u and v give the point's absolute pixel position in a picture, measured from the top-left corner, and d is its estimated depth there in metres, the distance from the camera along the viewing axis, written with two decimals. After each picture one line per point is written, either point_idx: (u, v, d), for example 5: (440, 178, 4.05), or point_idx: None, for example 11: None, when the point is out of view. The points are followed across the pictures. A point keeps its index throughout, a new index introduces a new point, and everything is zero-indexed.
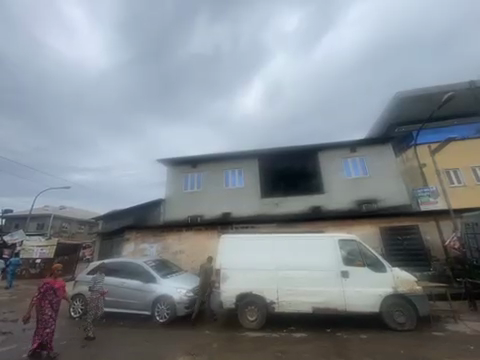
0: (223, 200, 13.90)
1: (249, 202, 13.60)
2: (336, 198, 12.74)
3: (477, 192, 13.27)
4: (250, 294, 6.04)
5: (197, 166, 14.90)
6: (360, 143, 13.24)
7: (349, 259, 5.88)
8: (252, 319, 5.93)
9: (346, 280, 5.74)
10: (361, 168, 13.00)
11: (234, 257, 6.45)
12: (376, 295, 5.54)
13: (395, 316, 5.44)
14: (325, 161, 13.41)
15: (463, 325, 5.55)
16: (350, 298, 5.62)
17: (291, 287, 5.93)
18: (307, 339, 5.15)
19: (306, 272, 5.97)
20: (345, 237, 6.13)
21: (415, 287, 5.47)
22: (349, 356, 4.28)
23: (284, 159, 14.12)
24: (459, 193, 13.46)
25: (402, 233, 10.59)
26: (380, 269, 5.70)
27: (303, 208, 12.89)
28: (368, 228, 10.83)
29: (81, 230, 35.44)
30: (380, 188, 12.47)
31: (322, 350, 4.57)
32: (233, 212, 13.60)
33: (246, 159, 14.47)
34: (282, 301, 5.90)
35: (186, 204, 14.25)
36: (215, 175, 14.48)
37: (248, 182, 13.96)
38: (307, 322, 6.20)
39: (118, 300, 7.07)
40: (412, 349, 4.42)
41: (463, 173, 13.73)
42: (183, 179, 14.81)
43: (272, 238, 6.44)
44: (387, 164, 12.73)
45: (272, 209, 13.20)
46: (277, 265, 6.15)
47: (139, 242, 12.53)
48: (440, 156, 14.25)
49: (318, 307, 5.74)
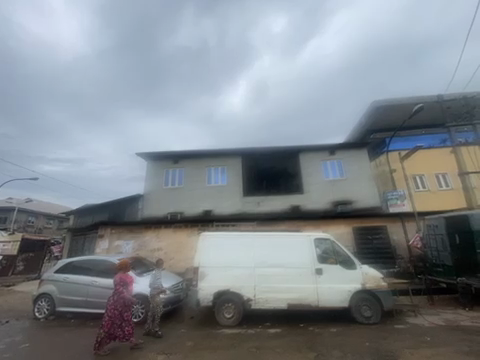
0: (205, 198, 13.74)
1: (231, 200, 13.60)
2: (314, 198, 13.22)
3: (438, 196, 14.60)
4: (228, 291, 6.08)
5: (179, 162, 14.57)
6: (339, 147, 13.88)
7: (323, 257, 6.15)
8: (229, 316, 5.97)
9: (320, 277, 6.00)
10: (339, 171, 13.64)
11: (213, 255, 6.43)
12: (346, 290, 5.87)
13: (362, 310, 5.82)
14: (306, 163, 13.85)
15: (421, 318, 6.10)
16: (323, 294, 5.89)
17: (268, 284, 6.06)
18: (281, 334, 5.32)
19: (283, 270, 6.14)
20: (321, 235, 6.41)
21: (381, 283, 5.90)
22: (318, 349, 4.51)
23: (267, 158, 14.35)
24: (424, 197, 14.69)
25: (372, 232, 11.33)
26: (351, 267, 6.05)
27: (283, 207, 13.20)
28: (343, 228, 11.43)
29: (50, 225, 32.97)
30: (355, 190, 13.18)
31: (295, 345, 4.74)
32: (214, 209, 13.49)
33: (230, 157, 14.44)
34: (259, 298, 6.01)
35: (166, 201, 13.86)
36: (197, 172, 14.26)
37: (231, 180, 13.96)
38: (281, 318, 6.40)
39: (88, 300, 6.71)
40: (376, 341, 4.77)
41: (428, 179, 15.01)
42: (164, 175, 14.39)
43: (251, 237, 6.52)
44: (362, 167, 13.49)
45: (253, 208, 13.33)
46: (255, 263, 6.24)
47: (114, 239, 11.97)
48: (409, 162, 15.43)
49: (293, 303, 5.94)
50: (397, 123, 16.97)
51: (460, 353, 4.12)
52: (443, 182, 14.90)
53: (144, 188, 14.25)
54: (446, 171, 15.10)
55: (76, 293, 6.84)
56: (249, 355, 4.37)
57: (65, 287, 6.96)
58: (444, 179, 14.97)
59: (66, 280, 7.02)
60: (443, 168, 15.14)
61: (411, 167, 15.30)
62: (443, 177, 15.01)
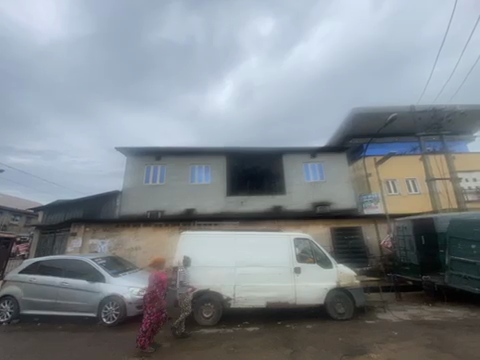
0: (187, 196, 13.49)
1: (214, 199, 13.49)
2: (295, 199, 13.57)
3: (407, 199, 15.75)
4: (208, 291, 6.02)
5: (161, 159, 14.16)
6: (320, 151, 14.39)
7: (302, 256, 6.34)
8: (208, 316, 5.93)
9: (298, 276, 6.17)
10: (319, 173, 14.14)
11: (194, 254, 6.34)
12: (322, 289, 6.11)
13: (336, 307, 6.09)
14: (289, 164, 14.18)
15: (390, 313, 6.53)
16: (300, 292, 6.07)
17: (248, 283, 6.12)
18: (259, 332, 5.40)
19: (263, 269, 6.23)
20: (300, 235, 6.60)
21: (354, 281, 6.22)
22: (295, 346, 4.66)
23: (251, 158, 14.44)
24: (395, 200, 15.76)
25: (348, 233, 11.91)
26: (327, 265, 6.31)
27: (265, 207, 13.38)
28: (321, 228, 11.88)
29: (16, 222, 30.27)
30: (334, 192, 13.75)
31: (272, 343, 4.83)
32: (197, 208, 13.29)
33: (214, 156, 14.33)
34: (239, 297, 6.04)
35: (147, 198, 13.40)
36: (180, 170, 13.96)
37: (215, 179, 13.86)
38: (260, 316, 6.50)
39: (56, 302, 6.27)
40: (348, 336, 5.03)
41: (399, 183, 16.12)
42: (145, 172, 13.90)
43: (233, 236, 6.54)
44: (341, 170, 14.11)
45: (236, 207, 13.36)
46: (236, 262, 6.26)
47: (88, 237, 11.33)
48: (383, 167, 16.44)
49: (272, 301, 6.05)
50: (374, 131, 18.00)
51: (422, 345, 4.47)
52: (412, 187, 16.09)
53: (122, 184, 13.66)
54: (415, 177, 16.32)
55: (44, 294, 6.37)
56: (227, 354, 4.38)
57: (32, 289, 6.45)
58: (413, 184, 16.17)
59: (32, 281, 6.50)
60: (413, 174, 16.35)
61: (385, 171, 16.33)
62: (413, 182, 16.21)
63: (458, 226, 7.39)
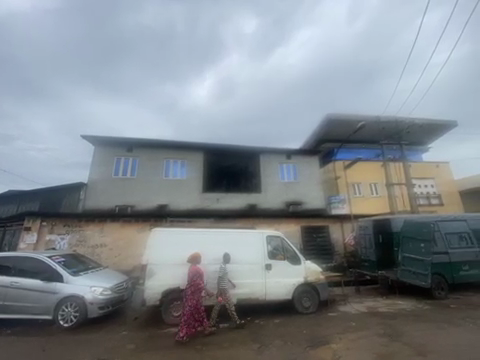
0: (160, 191, 12.97)
1: (189, 195, 13.18)
2: (270, 198, 13.93)
3: (370, 201, 17.20)
4: (177, 289, 5.87)
5: (133, 151, 13.38)
6: (295, 152, 14.94)
7: (273, 253, 6.54)
8: (177, 314, 5.80)
9: (269, 272, 6.37)
10: (293, 174, 14.69)
11: (164, 252, 6.15)
12: (290, 284, 6.39)
13: (303, 301, 6.43)
14: (265, 163, 14.49)
15: (349, 306, 7.10)
16: (270, 288, 6.28)
17: (220, 280, 6.13)
18: (228, 329, 5.46)
19: (235, 266, 6.29)
20: (272, 233, 6.81)
21: (319, 277, 6.63)
22: (262, 340, 4.80)
23: (228, 156, 14.39)
24: (359, 201, 17.08)
25: (316, 231, 12.62)
26: (296, 262, 6.61)
27: (240, 205, 13.49)
28: (292, 226, 12.41)
29: None
30: (306, 192, 14.40)
31: (241, 338, 4.92)
32: (170, 204, 12.86)
33: (191, 151, 13.99)
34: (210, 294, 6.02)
35: (115, 192, 12.56)
36: (154, 163, 13.35)
37: (190, 175, 13.56)
38: (230, 312, 6.57)
39: (3, 305, 5.58)
40: (312, 329, 5.34)
41: (363, 187, 17.50)
42: (114, 163, 13.00)
43: (206, 233, 6.48)
44: (314, 172, 14.83)
45: (211, 204, 13.25)
46: (208, 259, 6.22)
47: (45, 233, 10.27)
48: (351, 171, 17.69)
49: (242, 298, 6.15)
50: (344, 136, 19.23)
51: (376, 335, 4.94)
52: (374, 190, 17.60)
53: (88, 176, 12.63)
54: (377, 181, 17.85)
55: None
56: (194, 352, 4.34)
57: None
58: (375, 187, 17.69)
59: None
60: (375, 178, 17.87)
61: (352, 175, 17.58)
62: (375, 186, 17.72)
63: (411, 227, 8.32)
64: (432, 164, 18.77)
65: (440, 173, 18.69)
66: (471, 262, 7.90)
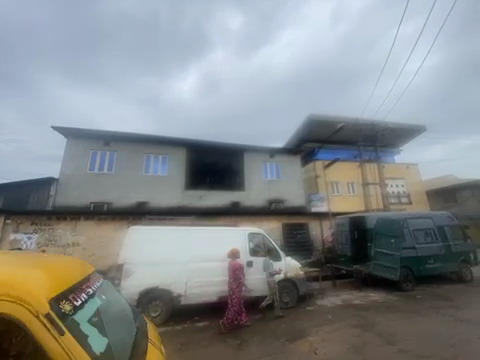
0: (140, 188, 12.48)
1: (170, 192, 12.86)
2: (253, 196, 14.05)
3: (347, 200, 18.10)
4: (157, 288, 5.73)
5: (111, 145, 12.70)
6: (278, 151, 15.19)
7: (255, 250, 6.62)
8: (155, 314, 5.68)
9: (250, 269, 6.45)
10: (276, 172, 14.94)
11: (143, 251, 5.96)
12: (271, 280, 6.55)
13: (282, 297, 6.61)
14: (248, 161, 14.57)
15: (326, 299, 7.44)
16: (251, 284, 6.38)
17: (201, 278, 6.08)
18: (209, 326, 5.45)
19: (217, 264, 6.28)
20: (254, 230, 6.88)
21: (298, 272, 6.85)
22: (242, 337, 4.85)
23: (212, 152, 14.22)
24: (337, 200, 17.89)
25: (297, 228, 13.05)
26: (277, 258, 6.77)
27: (223, 202, 13.46)
28: (273, 223, 12.70)
29: None
30: (288, 190, 14.71)
31: (221, 335, 4.94)
32: (150, 201, 12.44)
33: (173, 147, 13.62)
34: (191, 292, 5.97)
35: (91, 188, 11.86)
36: (133, 158, 12.79)
37: (172, 171, 13.21)
38: (211, 310, 6.56)
39: None
40: (291, 323, 5.53)
41: (341, 186, 18.35)
42: (89, 157, 12.25)
43: (187, 230, 6.39)
44: (295, 170, 15.19)
45: (194, 202, 13.05)
46: (190, 258, 6.14)
47: (9, 231, 9.43)
48: (330, 170, 18.44)
49: (223, 295, 6.18)
50: (325, 137, 19.92)
51: (351, 326, 5.24)
52: (351, 189, 18.53)
53: (60, 171, 11.78)
54: (354, 180, 18.80)
55: None
56: (174, 353, 4.27)
57: None
58: (352, 186, 18.63)
59: None
60: (352, 178, 18.81)
61: (331, 174, 18.34)
62: (352, 185, 18.65)
63: (383, 224, 8.87)
64: (403, 166, 20.17)
65: (410, 173, 20.14)
66: (435, 256, 8.65)
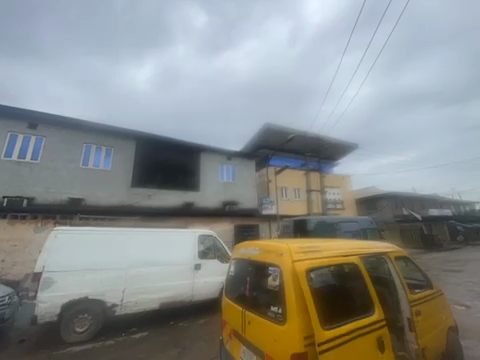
0: (75, 182, 10.75)
1: (114, 188, 11.52)
2: (207, 197, 13.83)
3: (294, 204, 19.78)
4: (86, 299, 5.01)
5: (39, 128, 10.59)
6: (235, 154, 15.42)
7: (204, 252, 6.57)
8: (81, 330, 4.91)
9: (198, 272, 6.30)
10: (232, 174, 15.13)
11: (73, 255, 5.14)
12: (218, 282, 6.55)
13: None
14: (205, 162, 14.34)
15: None
16: (197, 288, 6.21)
17: (142, 284, 5.60)
18: (146, 337, 5.01)
19: (162, 268, 5.91)
20: (205, 232, 6.82)
21: None
22: (183, 345, 4.63)
23: (166, 149, 13.47)
24: (286, 204, 19.34)
25: (248, 229, 14.24)
26: (226, 260, 6.87)
27: (175, 202, 12.82)
28: (226, 225, 13.56)
29: None
30: (242, 193, 15.00)
31: (160, 347, 4.59)
32: (87, 199, 10.81)
33: (121, 138, 12.29)
34: (128, 301, 5.40)
35: (5, 178, 9.59)
36: (69, 146, 10.98)
37: (118, 165, 11.90)
38: (149, 319, 6.06)
39: None
40: None
41: (289, 191, 19.94)
42: (6, 140, 9.92)
43: (132, 232, 5.87)
44: (250, 174, 15.72)
45: (141, 201, 11.99)
46: (131, 262, 5.60)
47: None
48: (281, 177, 19.87)
49: (166, 301, 5.81)
50: (278, 145, 21.36)
51: None
52: (297, 194, 20.33)
53: None
54: (300, 187, 20.69)
55: None
56: None
57: None
58: (299, 192, 20.46)
59: None
60: (299, 184, 20.66)
61: (281, 180, 19.79)
62: (298, 191, 20.48)
63: (320, 225, 10.13)
64: (340, 176, 23.31)
65: (344, 183, 23.41)
66: None
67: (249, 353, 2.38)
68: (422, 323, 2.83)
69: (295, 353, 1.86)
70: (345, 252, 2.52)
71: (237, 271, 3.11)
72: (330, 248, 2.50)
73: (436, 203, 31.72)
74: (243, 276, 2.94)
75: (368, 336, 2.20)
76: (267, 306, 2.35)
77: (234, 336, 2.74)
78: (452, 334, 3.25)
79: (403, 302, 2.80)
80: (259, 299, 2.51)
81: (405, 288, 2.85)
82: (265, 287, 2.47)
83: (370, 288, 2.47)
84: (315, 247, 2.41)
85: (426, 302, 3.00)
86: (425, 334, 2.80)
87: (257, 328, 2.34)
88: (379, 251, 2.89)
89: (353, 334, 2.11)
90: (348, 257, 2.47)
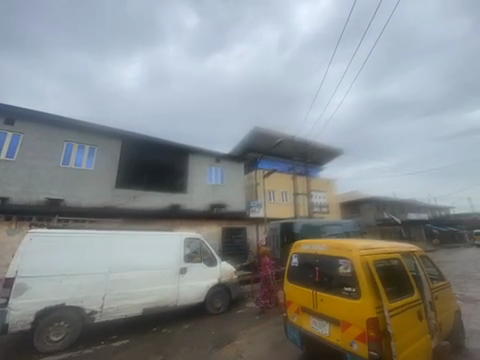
0: (54, 182, 10.22)
1: (97, 189, 11.09)
2: (194, 199, 13.64)
3: (281, 207, 20.03)
4: (63, 306, 4.74)
5: (16, 123, 9.99)
6: (224, 156, 15.39)
7: (190, 256, 6.46)
8: (57, 339, 4.61)
9: (183, 276, 6.17)
10: (220, 177, 15.06)
11: (49, 259, 4.86)
12: (204, 286, 6.44)
13: (215, 302, 6.62)
14: (193, 164, 14.17)
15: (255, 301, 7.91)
16: (182, 293, 6.07)
17: (124, 289, 5.40)
18: (127, 345, 4.81)
19: (146, 273, 5.73)
20: (192, 235, 6.73)
21: (232, 277, 7.11)
22: (166, 352, 4.51)
23: (153, 150, 13.19)
24: (273, 207, 19.55)
25: (235, 232, 14.20)
26: (212, 264, 6.79)
27: (161, 204, 12.54)
28: (213, 228, 13.47)
29: None
30: (230, 195, 14.97)
31: (142, 354, 4.44)
32: (67, 199, 10.30)
33: (105, 138, 11.87)
34: (108, 308, 5.18)
35: None
36: (49, 144, 10.45)
37: (102, 165, 11.47)
38: (131, 326, 5.84)
39: None
40: (219, 329, 5.54)
41: (277, 194, 20.18)
42: None
43: (116, 235, 5.66)
44: (238, 177, 15.73)
45: (125, 203, 11.60)
46: (113, 266, 5.40)
47: None
48: (269, 180, 20.07)
49: (149, 307, 5.63)
50: (267, 148, 21.60)
51: (274, 324, 5.73)
52: (285, 197, 20.62)
53: None
54: (287, 190, 20.99)
55: None
56: None
57: None
58: (286, 195, 20.75)
59: None
60: (286, 187, 20.97)
61: (269, 183, 19.99)
62: (286, 194, 20.77)
63: (306, 228, 10.30)
64: (326, 180, 23.96)
65: (329, 187, 24.07)
66: None
67: (323, 322, 3.40)
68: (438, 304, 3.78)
69: (369, 318, 2.87)
70: (389, 251, 3.57)
71: (301, 264, 4.10)
72: (381, 248, 3.54)
73: (414, 208, 33.41)
74: (308, 268, 3.94)
75: (411, 309, 3.25)
76: (338, 288, 3.34)
77: (302, 311, 3.76)
78: (457, 315, 4.27)
79: (425, 289, 3.61)
80: (329, 284, 3.51)
81: (428, 278, 3.79)
82: (335, 276, 3.47)
83: (408, 277, 3.51)
84: (371, 248, 3.43)
85: (440, 290, 3.98)
86: (440, 313, 3.75)
87: (330, 304, 3.35)
88: (408, 251, 3.88)
89: (401, 307, 3.13)
90: (390, 255, 3.51)
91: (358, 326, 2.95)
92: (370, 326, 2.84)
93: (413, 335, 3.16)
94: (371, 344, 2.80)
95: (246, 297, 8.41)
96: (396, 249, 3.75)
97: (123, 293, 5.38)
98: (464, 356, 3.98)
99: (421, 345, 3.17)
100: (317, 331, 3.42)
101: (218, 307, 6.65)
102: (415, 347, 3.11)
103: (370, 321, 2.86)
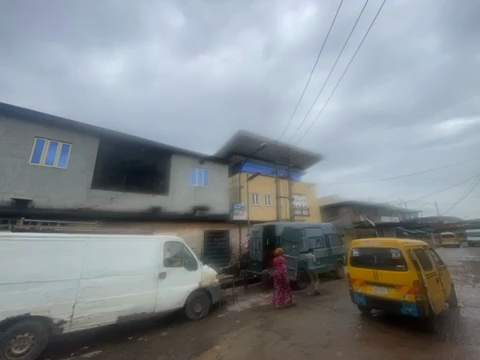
0: (22, 180, 9.42)
1: (70, 189, 10.39)
2: (176, 201, 13.28)
3: (264, 209, 20.23)
4: (26, 316, 4.34)
5: None
6: (208, 158, 15.23)
7: (170, 260, 6.27)
8: (20, 353, 4.17)
9: (162, 282, 5.97)
10: (203, 179, 14.85)
11: (11, 265, 4.42)
12: (183, 291, 6.27)
13: (195, 308, 6.48)
14: (176, 165, 13.84)
15: (236, 304, 7.86)
16: (161, 299, 5.85)
17: (98, 297, 5.09)
18: (99, 356, 4.52)
19: (121, 278, 5.46)
20: (172, 239, 6.54)
21: (214, 280, 7.03)
22: None
23: (133, 150, 12.71)
24: (256, 209, 19.69)
25: (218, 235, 14.09)
26: (193, 267, 6.66)
27: (141, 206, 12.06)
28: (195, 231, 13.28)
29: None
30: (213, 197, 14.82)
31: None
32: (35, 200, 9.54)
33: (82, 135, 11.21)
34: (78, 317, 4.83)
35: None
36: (16, 140, 9.62)
37: (77, 164, 10.80)
38: (103, 335, 5.49)
39: None
40: (199, 334, 5.42)
41: (260, 197, 20.37)
42: None
43: (90, 239, 5.33)
44: (222, 179, 15.65)
45: (102, 204, 11.00)
46: (85, 272, 5.07)
47: None
48: (252, 183, 20.19)
49: (124, 315, 5.35)
50: (250, 151, 21.77)
51: (255, 327, 5.75)
52: (267, 200, 20.87)
53: None
54: (270, 193, 21.27)
55: None
56: None
57: None
58: (269, 198, 20.99)
59: None
60: (269, 190, 21.25)
61: (252, 186, 20.12)
62: (268, 197, 21.01)
63: (288, 231, 10.40)
64: (307, 184, 24.67)
65: (310, 191, 24.80)
66: (322, 259, 10.79)
67: (383, 287, 5.19)
68: (443, 278, 5.73)
69: (415, 280, 4.73)
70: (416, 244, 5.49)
71: (360, 254, 5.92)
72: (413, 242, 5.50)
73: (387, 212, 35.51)
74: (368, 256, 5.72)
75: (433, 278, 5.16)
76: (391, 266, 5.17)
77: (366, 284, 5.53)
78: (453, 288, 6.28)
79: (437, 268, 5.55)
80: (384, 265, 5.33)
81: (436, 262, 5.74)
82: (388, 259, 5.30)
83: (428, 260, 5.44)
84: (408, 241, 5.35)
85: (444, 271, 5.88)
86: (445, 284, 5.69)
87: (388, 276, 5.15)
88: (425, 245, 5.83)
89: (429, 276, 5.06)
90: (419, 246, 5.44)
91: (408, 286, 4.81)
92: (417, 285, 4.70)
93: (435, 292, 5.06)
94: (418, 295, 4.65)
95: (228, 299, 8.50)
96: (419, 244, 5.66)
97: (97, 301, 5.07)
98: (454, 320, 5.62)
99: (439, 299, 5.10)
100: (379, 293, 5.21)
101: (199, 312, 6.53)
102: (437, 300, 5.03)
103: (416, 282, 4.71)
